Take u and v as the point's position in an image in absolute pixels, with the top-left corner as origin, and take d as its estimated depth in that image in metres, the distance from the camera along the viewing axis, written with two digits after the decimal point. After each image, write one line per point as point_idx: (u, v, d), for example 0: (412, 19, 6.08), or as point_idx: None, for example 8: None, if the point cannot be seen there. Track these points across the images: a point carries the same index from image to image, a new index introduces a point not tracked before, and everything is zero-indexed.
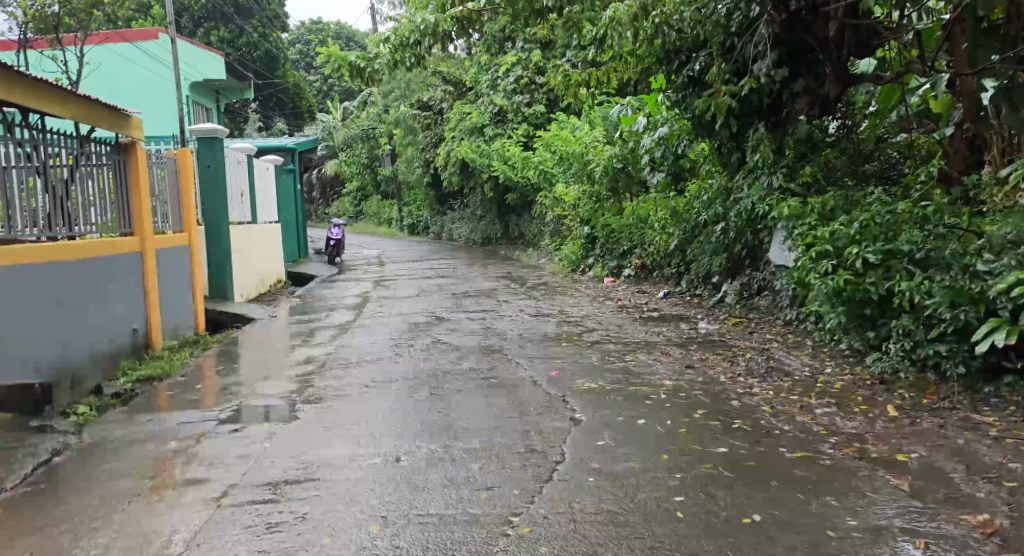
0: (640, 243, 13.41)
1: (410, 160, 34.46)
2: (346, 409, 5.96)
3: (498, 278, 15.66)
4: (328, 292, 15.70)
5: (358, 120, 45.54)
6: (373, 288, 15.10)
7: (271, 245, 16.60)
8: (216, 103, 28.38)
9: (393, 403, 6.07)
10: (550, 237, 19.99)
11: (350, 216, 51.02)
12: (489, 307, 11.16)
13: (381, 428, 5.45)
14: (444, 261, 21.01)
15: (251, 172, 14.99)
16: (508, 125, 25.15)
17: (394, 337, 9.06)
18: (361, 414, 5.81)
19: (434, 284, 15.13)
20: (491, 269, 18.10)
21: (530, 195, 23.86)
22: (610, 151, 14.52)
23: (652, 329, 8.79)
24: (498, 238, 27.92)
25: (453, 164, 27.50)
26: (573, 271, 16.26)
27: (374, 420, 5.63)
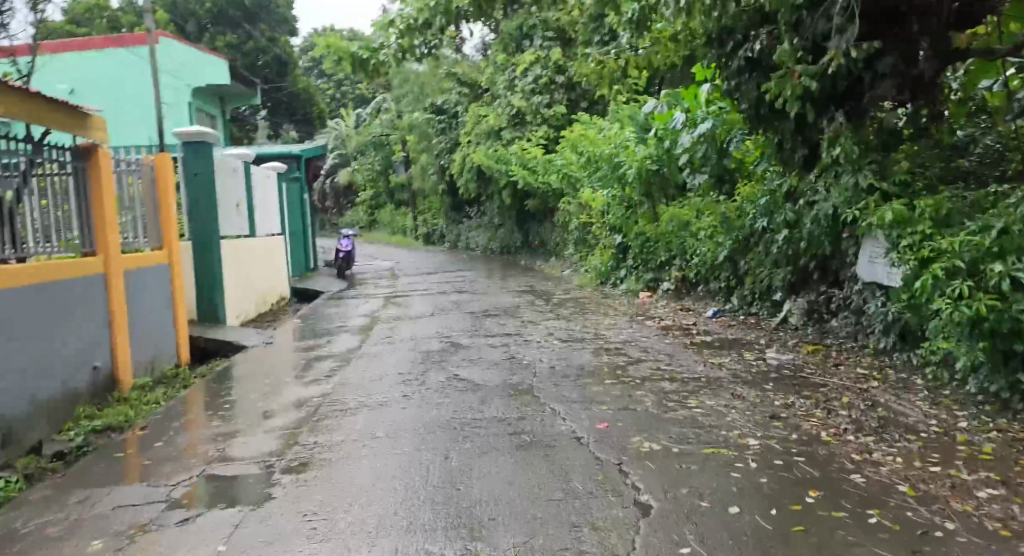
0: (681, 254, 11.97)
1: (424, 167, 33.18)
2: (341, 482, 4.59)
3: (523, 293, 14.29)
4: (334, 310, 14.37)
5: (372, 127, 44.31)
6: (384, 306, 13.75)
7: (273, 259, 15.29)
8: (222, 110, 27.20)
9: (402, 472, 4.69)
10: (575, 247, 18.61)
11: (364, 225, 49.84)
12: (513, 331, 9.80)
13: (393, 514, 4.12)
14: (462, 274, 19.66)
15: (248, 180, 13.69)
16: (527, 128, 23.77)
17: (403, 371, 7.65)
18: (367, 488, 4.47)
19: (451, 300, 13.79)
20: (512, 282, 16.76)
21: (551, 202, 22.48)
22: (643, 151, 13.11)
23: (711, 359, 7.38)
24: (516, 247, 26.57)
25: (470, 170, 26.17)
26: (603, 284, 14.85)
27: (379, 500, 4.28)
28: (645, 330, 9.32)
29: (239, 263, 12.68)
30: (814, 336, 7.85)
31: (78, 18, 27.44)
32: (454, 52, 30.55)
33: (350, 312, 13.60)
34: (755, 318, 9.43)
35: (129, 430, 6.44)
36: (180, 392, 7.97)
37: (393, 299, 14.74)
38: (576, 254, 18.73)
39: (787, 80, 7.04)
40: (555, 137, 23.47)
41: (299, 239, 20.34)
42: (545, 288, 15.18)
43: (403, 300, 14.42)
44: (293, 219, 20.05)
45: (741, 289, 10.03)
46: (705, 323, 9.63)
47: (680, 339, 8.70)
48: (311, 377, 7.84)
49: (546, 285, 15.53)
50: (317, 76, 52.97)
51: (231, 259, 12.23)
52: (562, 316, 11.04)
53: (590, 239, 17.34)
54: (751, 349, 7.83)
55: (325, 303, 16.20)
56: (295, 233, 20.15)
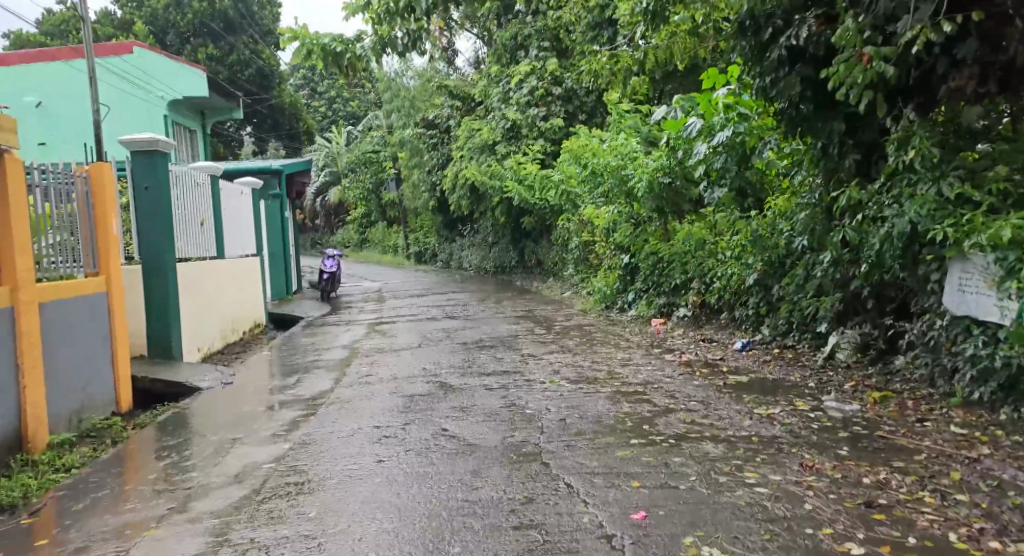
0: (700, 275, 10.64)
1: (415, 184, 31.86)
2: None
3: (522, 320, 12.95)
4: (313, 339, 13.04)
5: (362, 143, 43.01)
6: (367, 335, 12.42)
7: (246, 281, 13.99)
8: (201, 124, 25.95)
9: None
10: (577, 268, 17.30)
11: (354, 243, 48.50)
12: (512, 368, 8.47)
13: None
14: (454, 296, 18.33)
15: (216, 196, 12.37)
16: (522, 143, 22.46)
17: (380, 425, 6.29)
18: None
19: (441, 328, 12.45)
20: (509, 306, 15.42)
21: (549, 219, 21.18)
22: (655, 162, 11.78)
23: (757, 407, 6.06)
24: (512, 266, 25.24)
25: (462, 187, 24.85)
26: (608, 309, 13.54)
27: None
28: (667, 367, 8.00)
29: (201, 288, 11.37)
30: (875, 377, 6.54)
31: (52, 30, 26.10)
32: (445, 65, 29.28)
33: (329, 341, 12.25)
34: (795, 351, 8.11)
35: (22, 511, 4.97)
36: (110, 449, 6.60)
37: (377, 326, 13.41)
38: (577, 275, 17.42)
39: (854, 66, 5.69)
40: (552, 151, 22.19)
41: (279, 260, 19.02)
42: (544, 313, 13.85)
43: (388, 327, 13.08)
44: (272, 239, 18.71)
45: (774, 316, 8.72)
46: (734, 357, 8.32)
47: (709, 378, 7.37)
48: (270, 430, 6.49)
49: (546, 310, 14.20)
50: (306, 91, 51.66)
51: (191, 284, 10.91)
52: (567, 347, 9.72)
53: (593, 259, 16.01)
54: (800, 393, 6.52)
55: (304, 330, 14.85)
56: (274, 254, 18.82)
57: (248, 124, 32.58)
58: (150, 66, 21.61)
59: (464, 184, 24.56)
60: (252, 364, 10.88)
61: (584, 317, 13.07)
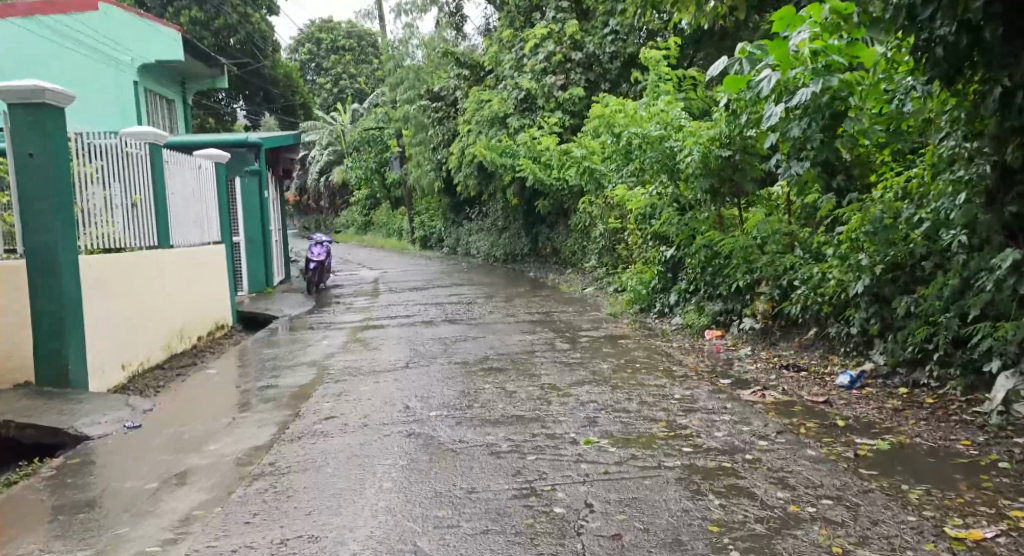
0: (773, 275, 8.08)
1: (421, 163, 29.41)
2: None
3: (536, 327, 10.49)
4: (280, 348, 10.67)
5: (367, 121, 40.56)
6: (346, 344, 10.06)
7: (202, 276, 11.64)
8: (182, 94, 23.67)
9: None
10: (603, 260, 14.84)
11: (359, 227, 46.21)
12: (528, 411, 6.09)
13: None
14: (459, 291, 15.94)
15: (154, 171, 10.36)
16: (537, 116, 20.05)
17: (325, 539, 3.95)
18: None
19: (436, 338, 10.08)
20: (522, 306, 12.99)
21: (566, 202, 18.76)
22: (711, 130, 9.24)
23: (950, 524, 3.73)
24: (524, 254, 22.83)
25: (470, 165, 22.39)
26: (644, 312, 11.13)
27: None
28: (750, 416, 5.54)
29: (127, 285, 9.07)
30: None
31: None
32: (453, 32, 26.78)
33: (299, 352, 9.90)
34: (937, 398, 5.65)
35: None
36: None
37: (361, 332, 11.05)
38: (602, 268, 15.01)
39: None
40: (571, 124, 19.72)
41: (258, 248, 16.72)
42: (562, 317, 11.37)
43: (373, 334, 10.73)
44: (247, 224, 16.42)
45: (892, 340, 6.24)
46: (843, 400, 5.84)
47: (823, 443, 4.91)
48: (149, 538, 4.13)
49: (566, 314, 11.73)
50: (310, 67, 49.21)
51: (111, 280, 8.63)
52: (599, 374, 7.29)
53: (623, 250, 13.55)
54: (993, 485, 4.11)
55: (274, 334, 12.45)
56: (250, 242, 16.52)
57: (240, 96, 30.23)
58: (119, 27, 19.84)
59: (472, 161, 22.09)
60: (185, 386, 8.52)
61: (614, 323, 10.59)
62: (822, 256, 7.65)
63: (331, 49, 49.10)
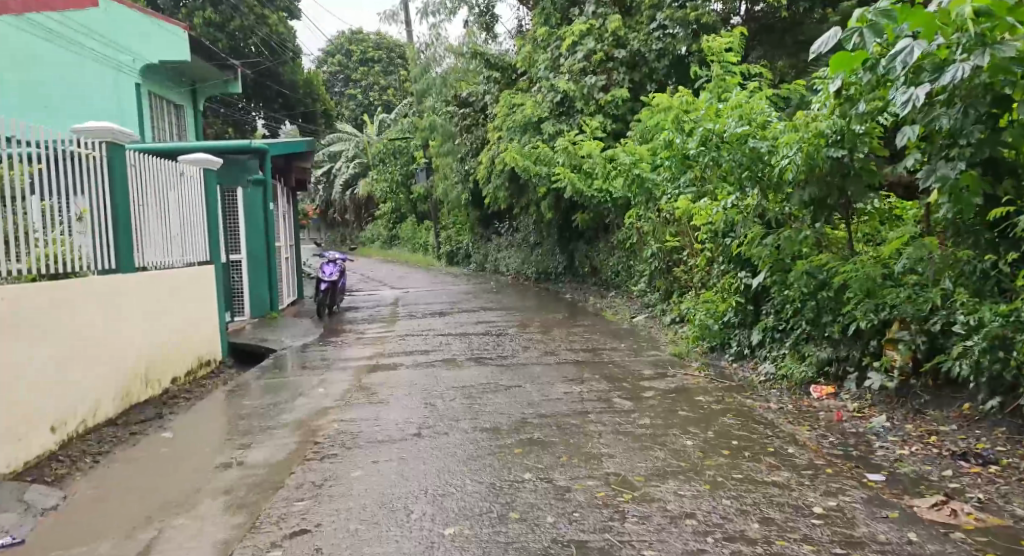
0: (915, 316, 5.99)
1: (448, 174, 27.48)
2: None
3: (585, 372, 8.42)
4: (270, 393, 8.73)
5: (393, 131, 38.75)
6: (347, 392, 8.12)
7: (177, 302, 9.71)
8: (191, 101, 21.73)
9: None
10: (660, 284, 12.74)
11: (384, 241, 44.43)
12: (595, 535, 4.17)
13: None
14: (486, 317, 13.96)
15: (112, 177, 8.42)
16: (575, 120, 17.99)
17: None
18: None
19: (458, 386, 8.09)
20: (563, 339, 10.92)
21: (608, 216, 16.76)
22: (820, 124, 6.99)
23: None
24: (558, 273, 20.81)
25: (501, 173, 20.35)
26: (714, 352, 9.04)
27: None
28: None
29: (66, 319, 7.16)
30: None
31: None
32: (484, 34, 24.85)
33: (288, 401, 7.95)
34: None
35: None
36: None
37: (369, 374, 9.11)
38: (655, 293, 12.97)
39: None
40: (614, 130, 17.69)
41: (263, 264, 14.93)
42: (613, 357, 9.28)
43: (384, 378, 8.78)
44: (248, 239, 14.67)
45: None
46: None
47: None
48: None
49: (617, 352, 9.63)
50: (339, 79, 47.67)
51: (40, 320, 6.76)
52: (687, 460, 5.23)
53: (686, 276, 11.45)
54: None
55: (270, 371, 10.50)
56: (251, 258, 14.75)
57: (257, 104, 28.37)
58: (118, 22, 18.00)
59: (503, 169, 20.04)
60: (124, 456, 6.48)
61: (683, 367, 8.47)
62: (1014, 293, 5.89)
63: (360, 61, 47.52)
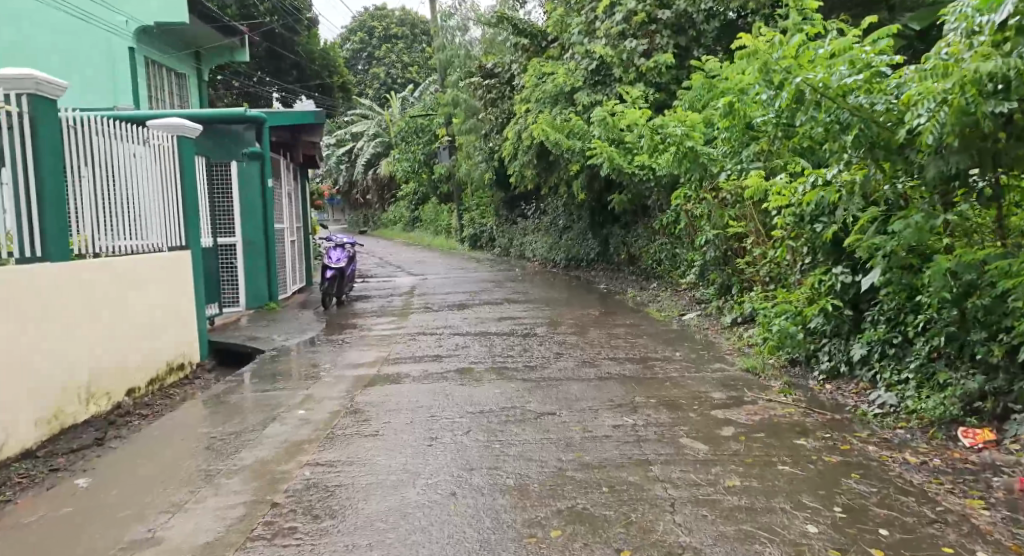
0: None
1: (471, 153, 25.61)
2: None
3: (638, 396, 6.61)
4: (243, 410, 7.01)
5: (415, 109, 36.87)
6: (334, 416, 6.38)
7: (136, 295, 7.96)
8: (199, 70, 19.89)
9: None
10: (717, 276, 10.92)
11: (406, 223, 42.65)
12: None
13: None
14: (511, 312, 12.17)
15: (43, 141, 6.67)
16: (613, 91, 16.02)
17: None
18: None
19: (475, 412, 6.32)
20: (604, 344, 9.10)
21: (650, 197, 14.89)
22: (960, 66, 5.07)
23: None
24: (590, 260, 18.94)
25: (529, 149, 18.41)
26: (797, 369, 7.23)
27: None
28: None
29: (36, 324, 6.32)
30: None
31: None
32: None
33: (258, 426, 6.22)
34: None
35: None
36: None
37: (366, 388, 7.39)
38: (710, 288, 11.15)
39: None
40: (657, 100, 15.75)
41: (261, 249, 13.17)
42: (670, 374, 7.44)
43: (383, 395, 7.04)
44: (244, 222, 12.90)
45: None
46: None
47: None
48: None
49: (673, 365, 7.78)
50: (361, 57, 45.83)
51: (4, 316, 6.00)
52: None
53: (760, 263, 9.61)
54: None
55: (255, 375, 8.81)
56: (247, 243, 12.99)
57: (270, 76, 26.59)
58: None
59: (531, 145, 18.10)
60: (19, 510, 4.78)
61: (762, 390, 6.62)
62: None
63: (383, 37, 45.55)
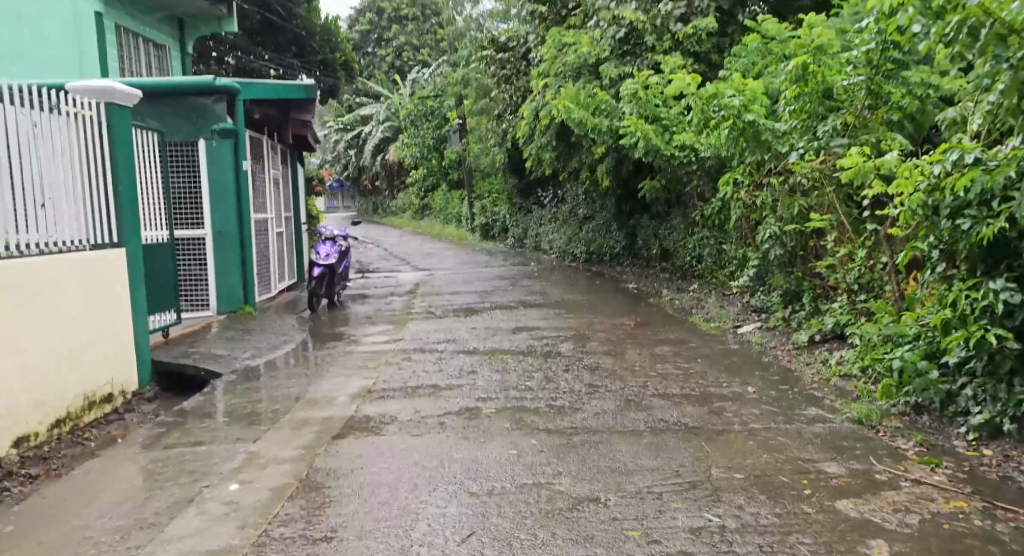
0: None
1: (483, 136, 23.60)
2: None
3: (716, 468, 4.61)
4: (162, 471, 5.06)
5: (424, 90, 34.82)
6: (278, 499, 4.41)
7: (77, 305, 6.52)
8: (179, 40, 17.78)
9: None
10: (780, 279, 9.00)
11: (415, 211, 40.62)
12: None
13: None
14: (527, 321, 10.17)
15: None
16: (644, 61, 13.97)
17: None
18: None
19: (482, 494, 4.37)
20: (650, 373, 7.10)
21: (689, 184, 12.87)
22: None
23: None
24: (615, 255, 16.93)
25: (547, 129, 16.36)
26: (927, 425, 5.28)
27: None
28: None
29: None
30: None
31: None
32: None
33: (164, 517, 4.28)
34: None
35: None
36: None
37: (337, 440, 5.44)
38: (776, 294, 9.16)
39: None
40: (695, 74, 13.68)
41: (235, 242, 10.87)
42: (751, 427, 5.41)
43: (354, 455, 5.09)
44: (213, 208, 10.67)
45: None
46: None
47: None
48: None
49: (752, 411, 5.76)
50: (369, 39, 43.78)
51: None
52: None
53: (846, 268, 7.77)
54: None
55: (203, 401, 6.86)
56: (217, 234, 10.74)
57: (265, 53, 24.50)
58: None
59: (551, 124, 16.04)
60: None
61: (894, 459, 4.60)
62: None
63: (393, 18, 43.40)
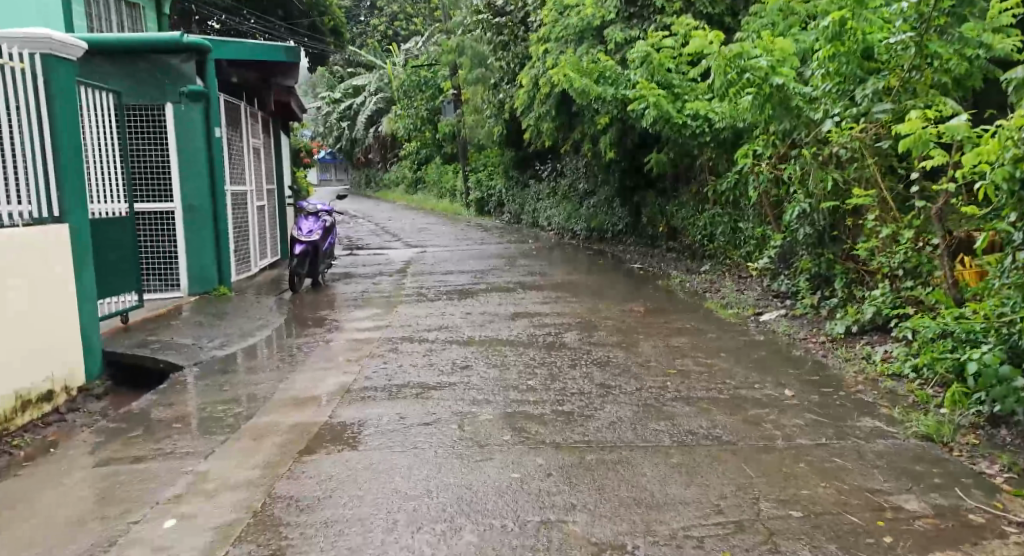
0: None
1: (479, 107, 22.58)
2: None
3: (765, 501, 3.75)
4: (90, 495, 4.19)
5: (418, 59, 33.66)
6: (221, 543, 3.58)
7: (6, 290, 5.60)
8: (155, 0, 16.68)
9: None
10: (808, 262, 8.05)
11: (408, 185, 39.56)
12: None
13: None
14: (526, 306, 9.29)
15: None
16: (653, 24, 12.98)
17: None
18: None
19: (480, 539, 3.54)
20: (669, 371, 6.22)
21: (700, 157, 11.97)
22: None
23: None
24: (618, 232, 16.04)
25: (547, 97, 15.36)
26: (1007, 443, 4.45)
27: None
28: None
29: None
30: None
31: None
32: None
33: None
34: None
35: None
36: None
37: (305, 453, 4.57)
38: (803, 278, 8.30)
39: None
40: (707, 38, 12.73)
41: (209, 217, 9.87)
42: (797, 443, 4.54)
43: (324, 477, 4.24)
44: (183, 179, 9.69)
45: None
46: None
47: None
48: None
49: (796, 422, 4.88)
50: (362, 7, 42.46)
51: None
52: None
53: (890, 252, 6.87)
54: None
55: (157, 396, 5.99)
56: (187, 208, 9.75)
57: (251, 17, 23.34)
58: None
59: (552, 92, 15.03)
60: None
61: (983, 493, 3.80)
62: None
63: None
